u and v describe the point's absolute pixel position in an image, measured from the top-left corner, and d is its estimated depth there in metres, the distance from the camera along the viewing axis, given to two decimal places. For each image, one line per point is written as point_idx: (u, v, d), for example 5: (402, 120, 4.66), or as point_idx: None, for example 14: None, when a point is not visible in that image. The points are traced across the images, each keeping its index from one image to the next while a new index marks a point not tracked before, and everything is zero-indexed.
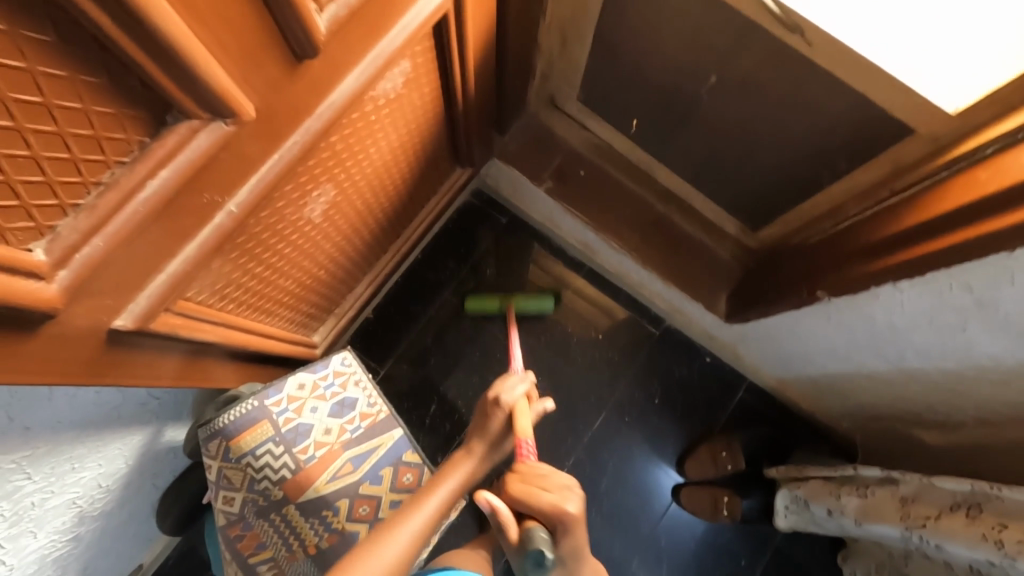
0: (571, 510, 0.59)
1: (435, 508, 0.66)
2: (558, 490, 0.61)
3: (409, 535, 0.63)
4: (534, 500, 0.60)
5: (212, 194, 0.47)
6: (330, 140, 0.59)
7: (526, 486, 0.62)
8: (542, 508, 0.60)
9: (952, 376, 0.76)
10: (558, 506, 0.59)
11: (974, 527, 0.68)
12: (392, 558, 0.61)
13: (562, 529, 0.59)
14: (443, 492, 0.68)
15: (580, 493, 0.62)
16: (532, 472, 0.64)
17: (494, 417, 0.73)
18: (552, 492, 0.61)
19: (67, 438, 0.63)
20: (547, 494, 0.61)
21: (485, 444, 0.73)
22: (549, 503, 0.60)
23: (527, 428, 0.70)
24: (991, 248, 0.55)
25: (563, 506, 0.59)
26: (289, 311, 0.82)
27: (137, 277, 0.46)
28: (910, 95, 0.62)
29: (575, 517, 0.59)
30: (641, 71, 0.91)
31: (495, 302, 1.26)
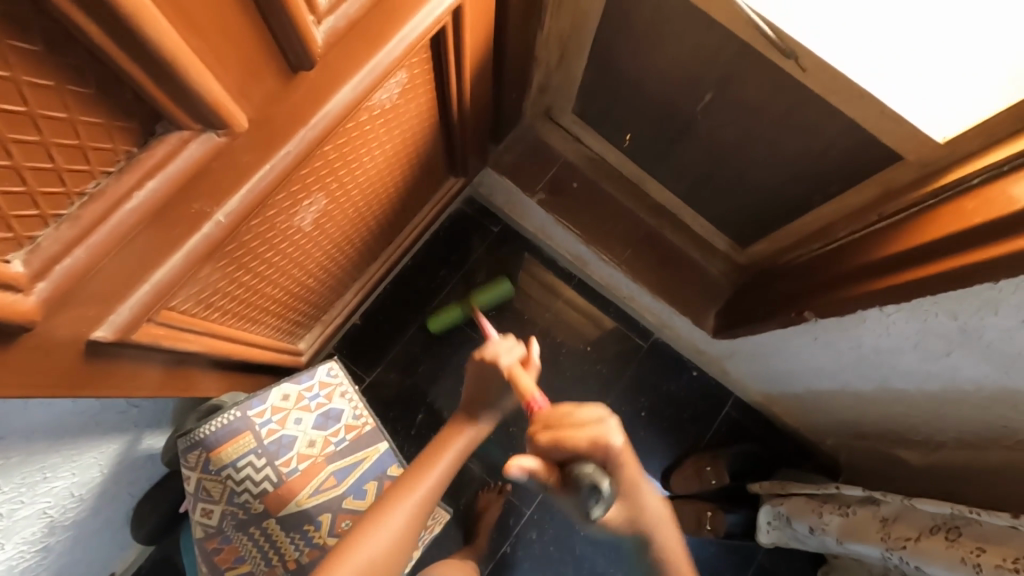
0: (613, 442, 0.56)
1: (435, 480, 0.70)
2: (592, 424, 0.57)
3: (412, 506, 0.66)
4: (568, 441, 0.56)
5: (201, 204, 0.46)
6: (324, 149, 0.58)
7: (555, 432, 0.58)
8: (581, 446, 0.56)
9: (934, 398, 0.78)
10: (596, 440, 0.56)
11: (954, 549, 0.69)
12: (395, 532, 0.65)
13: (607, 459, 0.56)
14: (443, 465, 0.71)
15: (614, 419, 0.58)
16: (557, 413, 0.59)
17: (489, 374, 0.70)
18: (584, 427, 0.57)
19: (41, 448, 0.61)
20: (581, 430, 0.57)
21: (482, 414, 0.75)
22: (587, 439, 0.56)
23: (531, 385, 0.64)
24: (976, 277, 0.55)
25: (602, 438, 0.56)
26: (276, 319, 0.80)
27: (120, 287, 0.45)
28: (900, 124, 0.63)
29: (620, 445, 0.56)
30: (637, 87, 0.91)
31: (457, 310, 1.25)
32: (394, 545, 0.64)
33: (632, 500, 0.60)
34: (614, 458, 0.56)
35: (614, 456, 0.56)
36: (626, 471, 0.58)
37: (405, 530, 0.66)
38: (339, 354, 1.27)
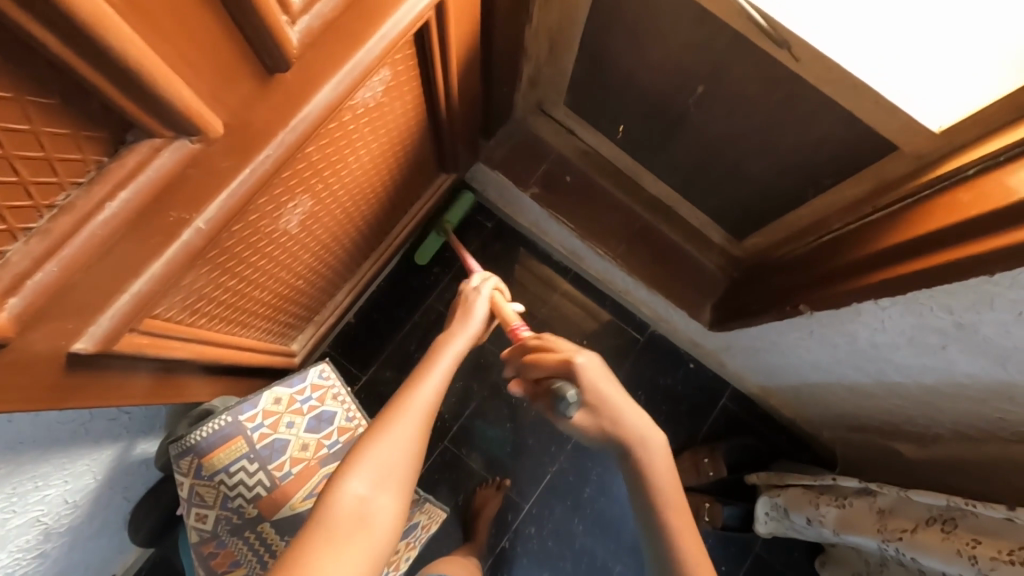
0: (578, 361, 0.65)
1: (444, 375, 0.68)
2: (564, 349, 0.68)
3: (427, 398, 0.65)
4: (544, 362, 0.68)
5: (178, 212, 0.45)
6: (307, 151, 0.57)
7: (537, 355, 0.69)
8: (552, 364, 0.67)
9: (929, 390, 0.77)
10: (565, 360, 0.66)
11: (950, 542, 0.69)
12: (416, 421, 0.63)
13: (574, 376, 0.65)
14: (448, 360, 0.70)
15: (585, 348, 0.68)
16: (534, 341, 0.72)
17: (478, 302, 0.81)
18: (557, 351, 0.67)
19: (31, 457, 0.61)
20: (553, 353, 0.67)
21: (472, 322, 0.78)
22: (558, 359, 0.67)
23: (513, 313, 0.81)
24: (972, 270, 0.54)
25: (570, 359, 0.65)
26: (267, 321, 0.80)
27: (98, 299, 0.44)
28: (895, 115, 0.62)
29: (584, 364, 0.65)
30: (630, 79, 0.90)
31: (434, 240, 1.24)
32: (418, 433, 0.62)
33: (607, 414, 0.65)
34: (582, 376, 0.65)
35: (580, 374, 0.65)
36: (595, 386, 0.64)
37: (424, 422, 0.64)
38: (334, 353, 1.27)
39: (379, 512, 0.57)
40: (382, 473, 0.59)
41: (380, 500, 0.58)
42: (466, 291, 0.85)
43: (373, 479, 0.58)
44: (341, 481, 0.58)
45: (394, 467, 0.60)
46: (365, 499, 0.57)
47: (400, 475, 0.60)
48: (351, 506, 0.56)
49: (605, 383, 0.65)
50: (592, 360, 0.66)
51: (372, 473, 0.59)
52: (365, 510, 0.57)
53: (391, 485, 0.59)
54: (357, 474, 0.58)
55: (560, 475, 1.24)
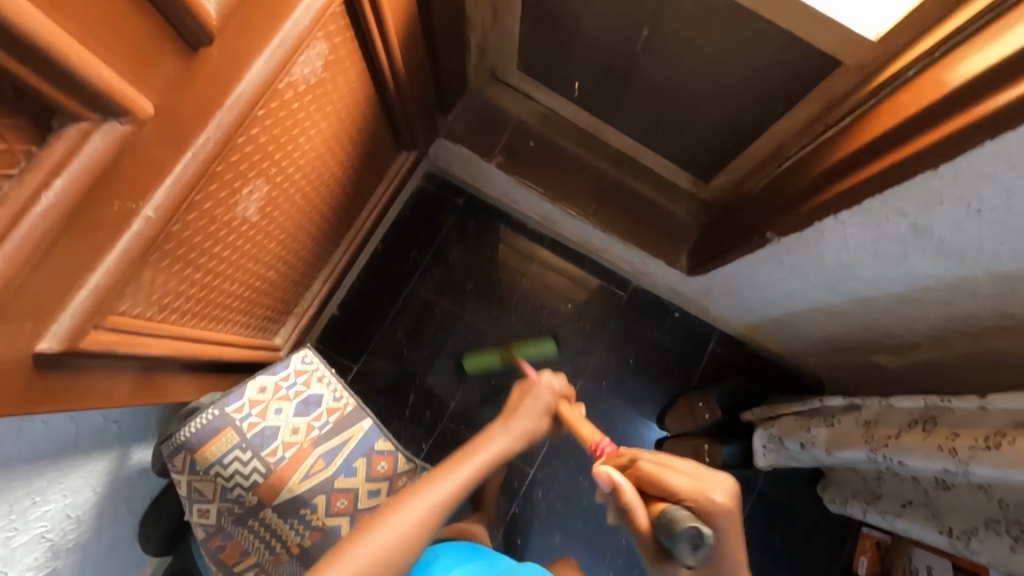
0: (717, 500, 0.50)
1: (474, 470, 0.65)
2: (700, 476, 0.52)
3: (447, 493, 0.62)
4: (666, 482, 0.53)
5: (123, 202, 0.45)
6: (249, 134, 0.57)
7: (659, 467, 0.55)
8: (676, 486, 0.52)
9: (900, 300, 0.79)
10: (699, 490, 0.51)
11: (930, 439, 0.71)
12: (423, 514, 0.59)
13: (711, 518, 0.49)
14: (481, 457, 0.66)
15: (727, 482, 0.52)
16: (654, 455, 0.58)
17: (535, 404, 0.74)
18: (690, 475, 0.52)
19: (23, 472, 0.61)
20: (682, 476, 0.52)
21: (521, 423, 0.72)
22: (692, 489, 0.51)
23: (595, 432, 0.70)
24: (915, 169, 0.55)
25: (707, 495, 0.50)
26: (243, 315, 0.80)
27: (56, 295, 0.44)
28: (830, 27, 0.62)
29: (723, 508, 0.49)
30: (576, 33, 0.89)
31: (495, 357, 1.20)
32: (421, 526, 0.59)
33: None
34: (716, 519, 0.50)
35: (713, 517, 0.50)
36: (722, 539, 0.49)
37: (436, 514, 0.61)
38: (321, 347, 1.27)
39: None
40: (372, 566, 0.56)
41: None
42: (530, 381, 0.77)
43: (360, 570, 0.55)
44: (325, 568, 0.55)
45: (387, 560, 0.57)
46: None
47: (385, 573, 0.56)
48: None
49: (735, 535, 0.50)
50: (731, 502, 0.50)
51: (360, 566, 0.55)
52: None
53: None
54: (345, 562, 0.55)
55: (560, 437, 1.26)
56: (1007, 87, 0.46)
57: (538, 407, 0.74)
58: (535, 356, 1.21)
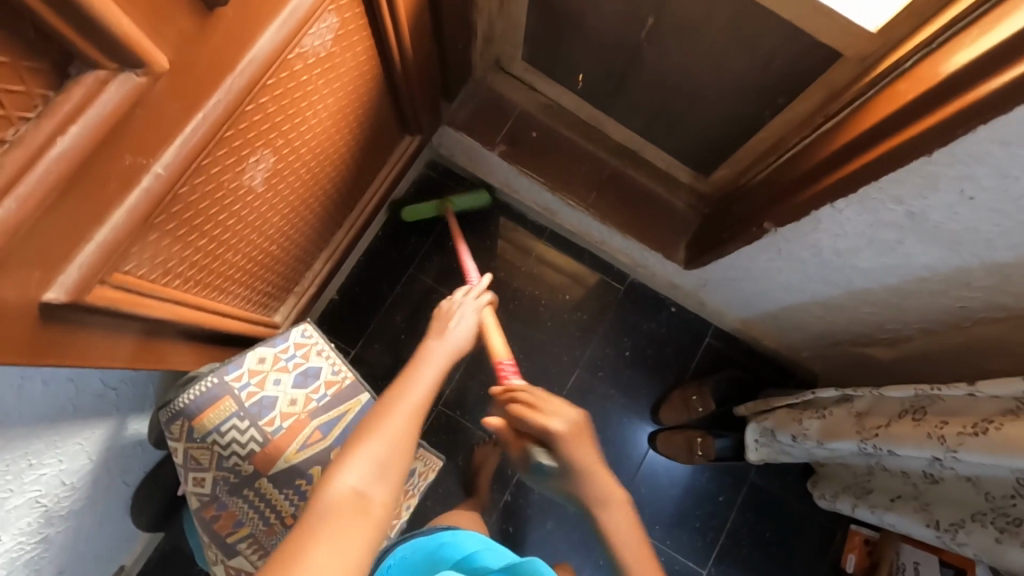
0: (556, 428, 0.69)
1: (435, 375, 0.71)
2: (549, 410, 0.70)
3: (417, 396, 0.67)
4: (528, 421, 0.71)
5: (134, 156, 0.46)
6: (259, 101, 0.57)
7: (525, 405, 0.72)
8: (532, 426, 0.70)
9: (894, 292, 0.80)
10: (547, 424, 0.69)
11: (921, 428, 0.72)
12: (405, 417, 0.65)
13: (557, 442, 0.69)
14: (436, 362, 0.73)
15: (564, 412, 0.70)
16: (523, 390, 0.74)
17: (463, 313, 0.82)
18: (542, 412, 0.70)
19: (21, 433, 0.61)
20: (537, 414, 0.70)
21: (455, 332, 0.78)
22: (541, 423, 0.69)
23: (500, 350, 0.83)
24: (910, 154, 0.57)
25: (552, 430, 0.69)
26: (244, 288, 0.80)
27: (64, 246, 0.44)
28: (832, 18, 0.63)
29: (564, 437, 0.68)
30: (582, 22, 0.91)
31: (431, 207, 1.25)
32: (408, 429, 0.64)
33: (578, 483, 0.69)
34: (560, 440, 0.69)
35: (558, 439, 0.69)
36: (571, 452, 0.68)
37: (414, 417, 0.66)
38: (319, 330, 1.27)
39: (373, 504, 0.58)
40: (374, 468, 0.60)
41: (373, 491, 0.59)
42: (447, 302, 0.84)
43: (367, 470, 0.60)
44: (335, 475, 0.59)
45: (387, 461, 0.61)
46: (360, 489, 0.58)
47: (391, 473, 0.61)
48: (346, 496, 0.57)
49: (580, 448, 0.69)
50: (569, 426, 0.70)
51: (367, 465, 0.60)
52: (359, 501, 0.57)
53: (384, 481, 0.60)
54: (351, 467, 0.60)
55: None
56: (1001, 73, 0.47)
57: (464, 318, 0.82)
58: (470, 204, 1.26)
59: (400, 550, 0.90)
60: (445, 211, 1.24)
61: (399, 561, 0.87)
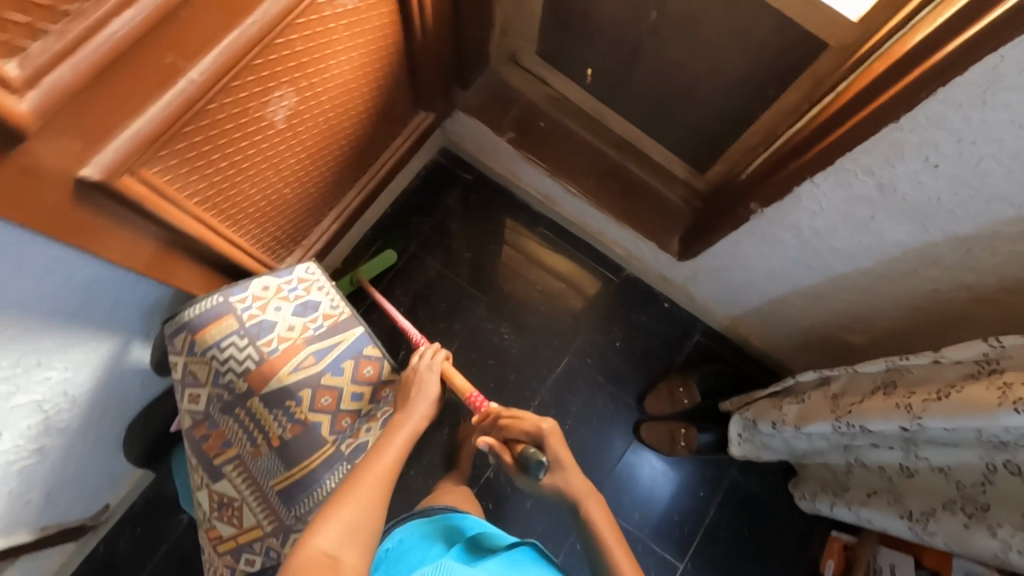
0: (546, 427, 0.78)
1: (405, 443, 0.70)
2: (533, 416, 0.80)
3: (386, 464, 0.66)
4: (518, 426, 0.79)
5: (175, 57, 0.51)
6: (288, 37, 0.64)
7: (513, 417, 0.80)
8: (524, 430, 0.78)
9: (872, 277, 0.84)
10: (537, 424, 0.78)
11: (890, 399, 0.75)
12: (376, 485, 0.63)
13: (546, 438, 0.78)
14: (404, 432, 0.72)
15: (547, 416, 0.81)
16: (504, 408, 0.82)
17: (427, 378, 0.79)
18: (527, 417, 0.79)
19: (34, 327, 0.66)
20: (525, 420, 0.79)
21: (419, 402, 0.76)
22: (532, 424, 0.78)
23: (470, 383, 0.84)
24: (879, 122, 0.62)
25: (540, 424, 0.78)
26: (256, 226, 0.85)
27: (103, 126, 0.50)
28: (816, 6, 0.69)
29: (551, 428, 0.78)
30: (591, 15, 0.98)
31: (345, 283, 1.23)
32: (378, 496, 0.62)
33: (562, 475, 0.77)
34: (548, 439, 0.78)
35: (547, 438, 0.78)
36: (557, 449, 0.78)
37: (384, 485, 0.65)
38: None
39: (346, 569, 0.54)
40: (348, 532, 0.58)
41: (346, 556, 0.55)
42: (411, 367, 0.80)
43: (339, 536, 0.56)
44: (307, 539, 0.55)
45: (359, 526, 0.58)
46: (332, 553, 0.55)
47: (363, 540, 0.58)
48: (317, 561, 0.53)
49: (562, 445, 0.79)
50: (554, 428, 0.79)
51: (339, 530, 0.57)
52: (331, 563, 0.54)
53: (357, 544, 0.57)
54: (323, 531, 0.57)
55: (541, 409, 1.28)
56: (953, 42, 0.52)
57: (431, 385, 0.78)
58: (379, 266, 1.29)
59: (397, 534, 0.86)
60: (361, 283, 1.23)
61: (396, 544, 0.83)
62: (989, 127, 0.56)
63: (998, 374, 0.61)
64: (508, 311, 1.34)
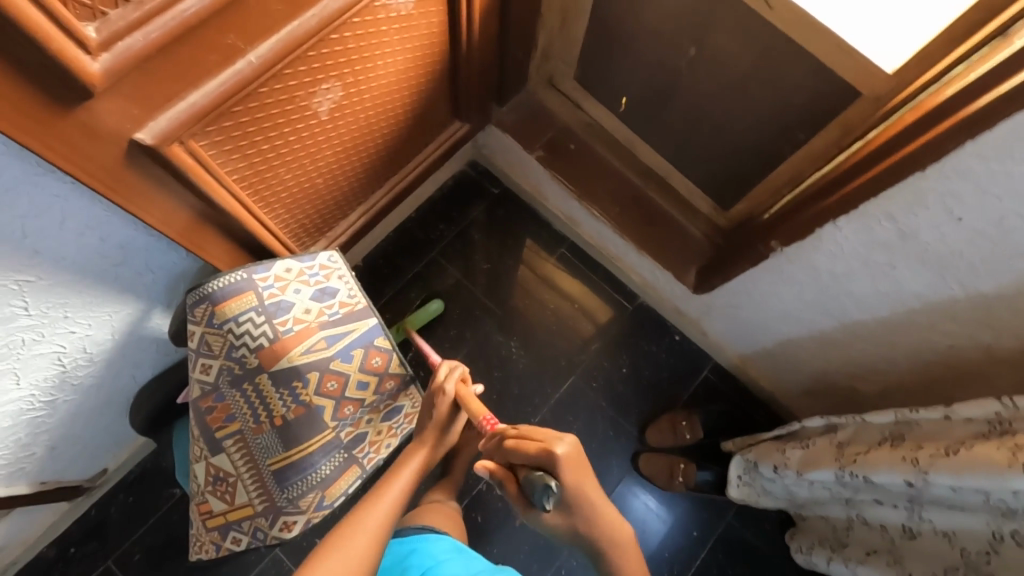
0: (560, 451, 0.66)
1: (405, 488, 0.74)
2: (545, 437, 0.68)
3: (381, 513, 0.70)
4: (526, 449, 0.67)
5: (237, 39, 0.55)
6: (342, 33, 0.67)
7: (520, 440, 0.68)
8: (532, 454, 0.66)
9: (889, 327, 0.84)
10: (547, 448, 0.66)
11: (897, 452, 0.73)
12: (367, 537, 0.67)
13: (559, 466, 0.65)
14: (404, 477, 0.75)
15: (563, 435, 0.68)
16: (516, 427, 0.72)
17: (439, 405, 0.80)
18: (538, 438, 0.67)
19: (66, 281, 0.69)
20: (534, 441, 0.67)
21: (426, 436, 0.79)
22: (542, 447, 0.66)
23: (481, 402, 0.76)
24: (906, 170, 0.63)
25: (550, 448, 0.66)
26: (287, 211, 0.88)
27: (161, 95, 0.53)
28: (850, 55, 0.71)
29: (564, 455, 0.65)
30: (631, 43, 1.01)
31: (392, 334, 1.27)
32: (367, 549, 0.66)
33: (583, 513, 0.68)
34: (562, 467, 0.66)
35: (560, 465, 0.65)
36: (573, 477, 0.66)
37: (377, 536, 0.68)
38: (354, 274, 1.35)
39: None
40: None
41: None
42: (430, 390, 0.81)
43: None
44: None
45: None
46: None
47: None
48: None
49: (579, 474, 0.66)
50: (570, 450, 0.67)
51: None
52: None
53: None
54: None
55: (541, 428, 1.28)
56: (981, 99, 0.54)
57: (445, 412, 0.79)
58: (424, 319, 1.29)
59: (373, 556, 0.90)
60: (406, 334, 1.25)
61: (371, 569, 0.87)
62: (1015, 184, 0.56)
63: (1010, 435, 0.61)
64: (519, 325, 1.35)
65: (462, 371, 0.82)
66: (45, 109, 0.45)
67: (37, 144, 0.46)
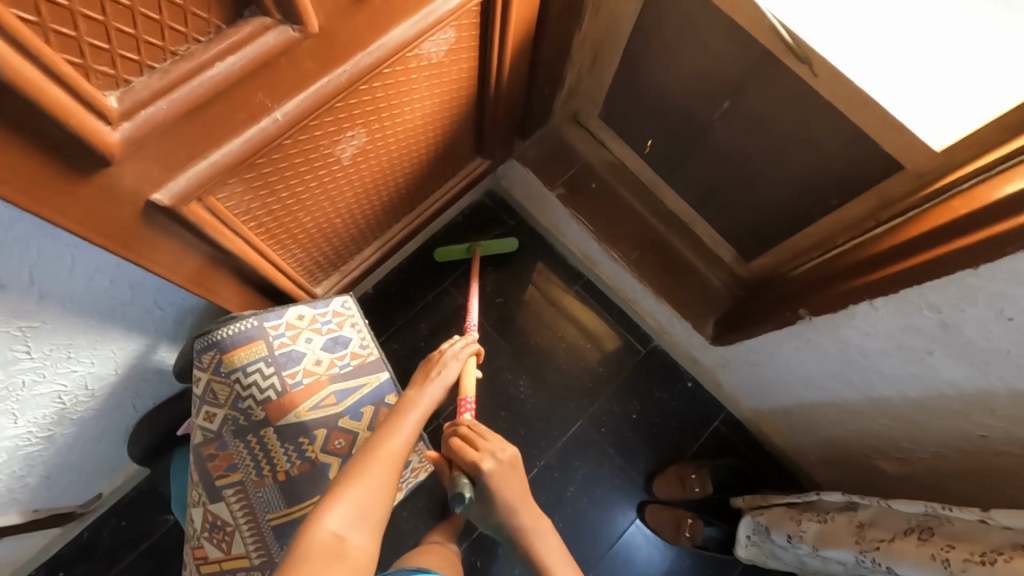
0: (485, 467, 0.69)
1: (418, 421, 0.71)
2: (483, 448, 0.71)
3: (398, 445, 0.66)
4: (462, 451, 0.71)
5: (264, 98, 0.52)
6: (371, 85, 0.65)
7: (462, 440, 0.72)
8: (464, 462, 0.70)
9: (918, 407, 0.80)
10: (476, 462, 0.69)
11: (925, 548, 0.70)
12: (387, 466, 0.64)
13: (481, 477, 0.69)
14: (416, 412, 0.71)
15: (499, 453, 0.71)
16: (471, 423, 0.75)
17: (448, 366, 0.78)
18: (476, 448, 0.71)
19: (72, 324, 0.66)
20: (472, 449, 0.71)
21: (436, 379, 0.77)
22: (473, 458, 0.70)
23: (472, 387, 0.81)
24: (954, 265, 0.60)
25: (477, 463, 0.69)
26: (301, 251, 0.85)
27: (183, 157, 0.50)
28: (898, 130, 0.68)
29: (489, 472, 0.69)
30: (663, 91, 0.98)
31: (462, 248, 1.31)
32: (390, 477, 0.63)
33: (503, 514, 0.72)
34: (487, 479, 0.69)
35: (485, 478, 0.69)
36: (498, 490, 0.70)
37: (395, 466, 0.65)
38: (363, 301, 1.33)
39: (353, 553, 0.55)
40: (357, 512, 0.58)
41: (354, 537, 0.56)
42: (439, 352, 0.81)
43: (350, 518, 0.57)
44: (319, 517, 0.57)
45: (367, 506, 0.59)
46: (342, 537, 0.56)
47: (377, 509, 0.60)
48: (325, 541, 0.55)
49: (505, 487, 0.70)
50: (500, 466, 0.70)
51: (349, 511, 0.58)
52: (339, 546, 0.55)
53: (365, 526, 0.58)
54: (333, 511, 0.57)
55: (546, 471, 1.25)
56: None
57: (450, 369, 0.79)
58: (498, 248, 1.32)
59: None
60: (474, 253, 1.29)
61: None
62: None
63: None
64: (529, 363, 1.32)
65: (469, 346, 0.83)
66: (62, 177, 0.43)
67: (50, 212, 0.44)
